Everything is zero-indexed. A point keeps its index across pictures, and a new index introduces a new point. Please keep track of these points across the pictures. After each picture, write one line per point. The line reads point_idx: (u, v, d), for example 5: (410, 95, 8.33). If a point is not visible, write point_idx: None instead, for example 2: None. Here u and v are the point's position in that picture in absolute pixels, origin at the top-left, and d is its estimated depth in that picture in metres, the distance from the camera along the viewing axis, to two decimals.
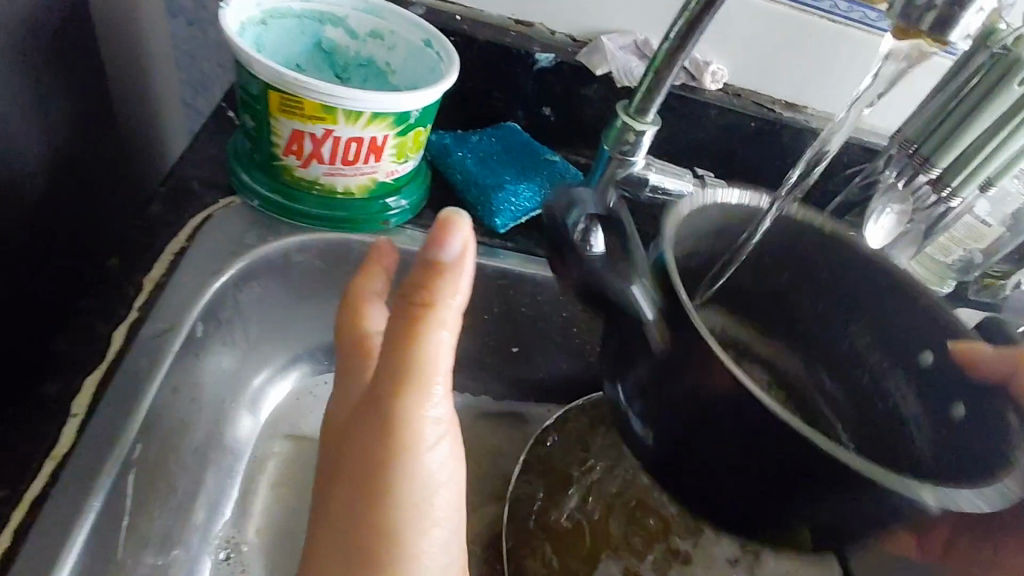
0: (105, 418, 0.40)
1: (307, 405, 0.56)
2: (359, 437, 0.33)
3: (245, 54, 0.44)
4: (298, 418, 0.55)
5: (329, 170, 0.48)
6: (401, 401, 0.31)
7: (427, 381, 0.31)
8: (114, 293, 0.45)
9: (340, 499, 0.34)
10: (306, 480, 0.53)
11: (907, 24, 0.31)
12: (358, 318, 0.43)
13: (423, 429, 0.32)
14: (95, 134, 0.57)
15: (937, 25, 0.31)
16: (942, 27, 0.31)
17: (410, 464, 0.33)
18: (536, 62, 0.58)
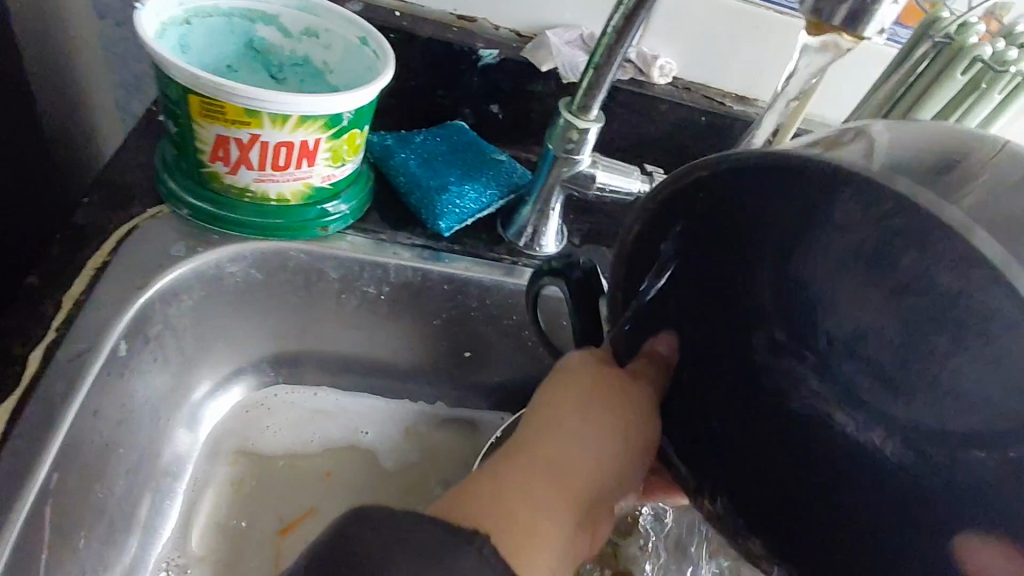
0: (17, 446, 0.37)
1: (259, 419, 0.54)
2: (574, 438, 0.39)
3: (160, 56, 0.42)
4: (248, 432, 0.53)
5: (259, 176, 0.46)
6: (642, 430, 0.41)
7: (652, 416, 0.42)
8: (30, 311, 0.42)
9: (544, 498, 0.36)
10: (259, 504, 0.50)
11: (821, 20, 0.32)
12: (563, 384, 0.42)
13: (637, 454, 0.41)
14: (15, 141, 0.54)
15: (851, 18, 0.30)
16: (856, 19, 0.30)
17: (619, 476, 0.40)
18: (479, 58, 0.56)
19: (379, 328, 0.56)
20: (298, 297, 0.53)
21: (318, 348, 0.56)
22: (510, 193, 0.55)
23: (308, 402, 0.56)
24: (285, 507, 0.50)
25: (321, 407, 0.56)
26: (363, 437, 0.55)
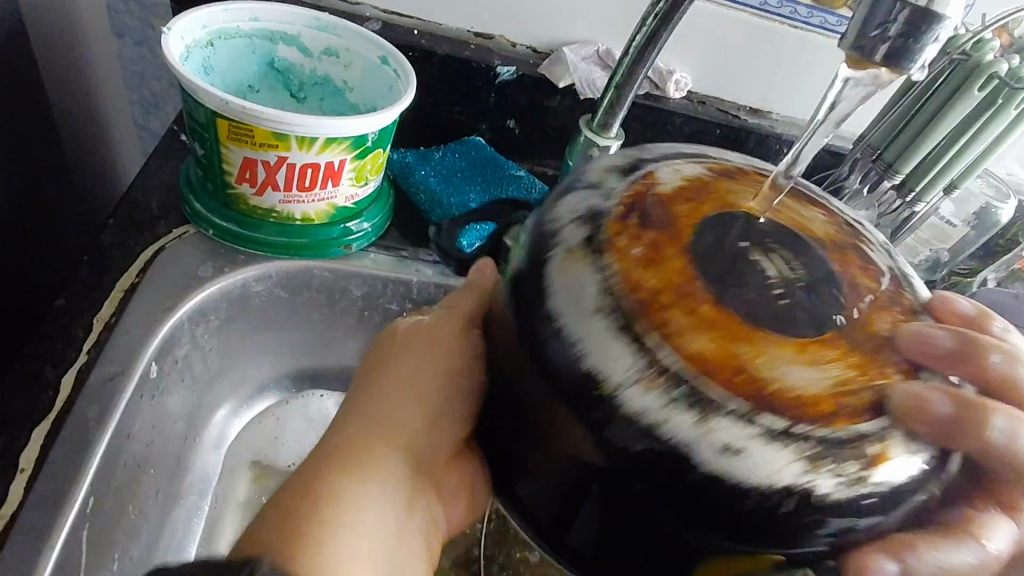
0: (53, 471, 0.38)
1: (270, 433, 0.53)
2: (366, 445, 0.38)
3: (188, 81, 0.42)
4: (263, 447, 0.53)
5: (285, 197, 0.46)
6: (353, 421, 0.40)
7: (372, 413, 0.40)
8: (61, 335, 0.42)
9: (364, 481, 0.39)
10: None
11: (860, 59, 0.26)
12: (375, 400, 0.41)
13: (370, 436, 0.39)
14: (37, 163, 0.54)
15: (892, 57, 0.25)
16: (899, 59, 0.25)
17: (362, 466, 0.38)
18: (497, 75, 0.57)
19: None
20: (321, 315, 0.53)
21: (340, 364, 0.56)
22: None
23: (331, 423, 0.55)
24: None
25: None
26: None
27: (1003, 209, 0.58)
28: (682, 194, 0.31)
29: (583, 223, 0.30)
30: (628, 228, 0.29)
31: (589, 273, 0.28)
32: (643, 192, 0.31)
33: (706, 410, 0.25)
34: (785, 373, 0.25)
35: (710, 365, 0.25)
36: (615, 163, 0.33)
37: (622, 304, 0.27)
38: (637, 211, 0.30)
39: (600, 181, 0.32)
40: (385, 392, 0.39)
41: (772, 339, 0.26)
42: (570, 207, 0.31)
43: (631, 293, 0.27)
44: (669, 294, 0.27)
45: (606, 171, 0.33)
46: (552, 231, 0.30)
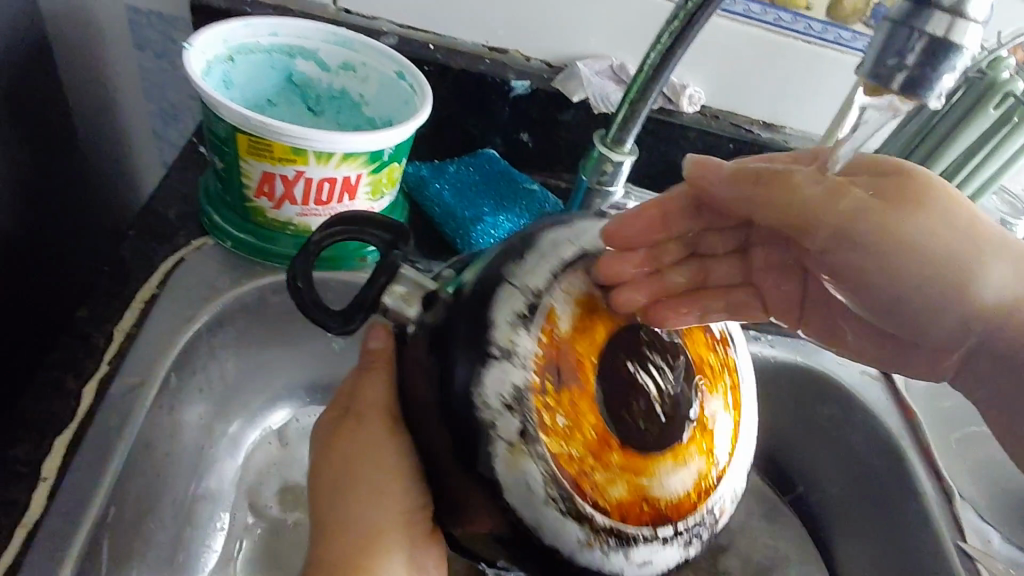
0: (75, 480, 0.38)
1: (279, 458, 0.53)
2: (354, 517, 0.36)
3: (209, 96, 0.43)
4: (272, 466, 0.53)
5: (303, 210, 0.47)
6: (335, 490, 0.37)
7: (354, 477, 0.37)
8: (82, 345, 0.43)
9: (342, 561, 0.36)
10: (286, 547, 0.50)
11: (877, 86, 0.26)
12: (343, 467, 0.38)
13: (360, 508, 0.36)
14: (60, 175, 0.55)
15: (910, 85, 0.25)
16: (917, 88, 0.25)
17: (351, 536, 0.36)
18: (511, 89, 0.57)
19: None
20: None
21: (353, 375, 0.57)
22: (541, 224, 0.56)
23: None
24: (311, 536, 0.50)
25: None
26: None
27: (1020, 225, 0.57)
28: (584, 332, 0.31)
29: (513, 410, 0.30)
30: (547, 401, 0.30)
31: (531, 467, 0.30)
32: (553, 347, 0.31)
33: (629, 547, 0.30)
34: (669, 485, 0.31)
35: (626, 511, 0.30)
36: (515, 312, 0.31)
37: (561, 485, 0.30)
38: (548, 373, 0.31)
39: (507, 346, 0.31)
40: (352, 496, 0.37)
41: (654, 459, 0.31)
42: (494, 388, 0.30)
43: (567, 469, 0.30)
44: (591, 457, 0.30)
45: (512, 328, 0.31)
46: (485, 420, 0.30)
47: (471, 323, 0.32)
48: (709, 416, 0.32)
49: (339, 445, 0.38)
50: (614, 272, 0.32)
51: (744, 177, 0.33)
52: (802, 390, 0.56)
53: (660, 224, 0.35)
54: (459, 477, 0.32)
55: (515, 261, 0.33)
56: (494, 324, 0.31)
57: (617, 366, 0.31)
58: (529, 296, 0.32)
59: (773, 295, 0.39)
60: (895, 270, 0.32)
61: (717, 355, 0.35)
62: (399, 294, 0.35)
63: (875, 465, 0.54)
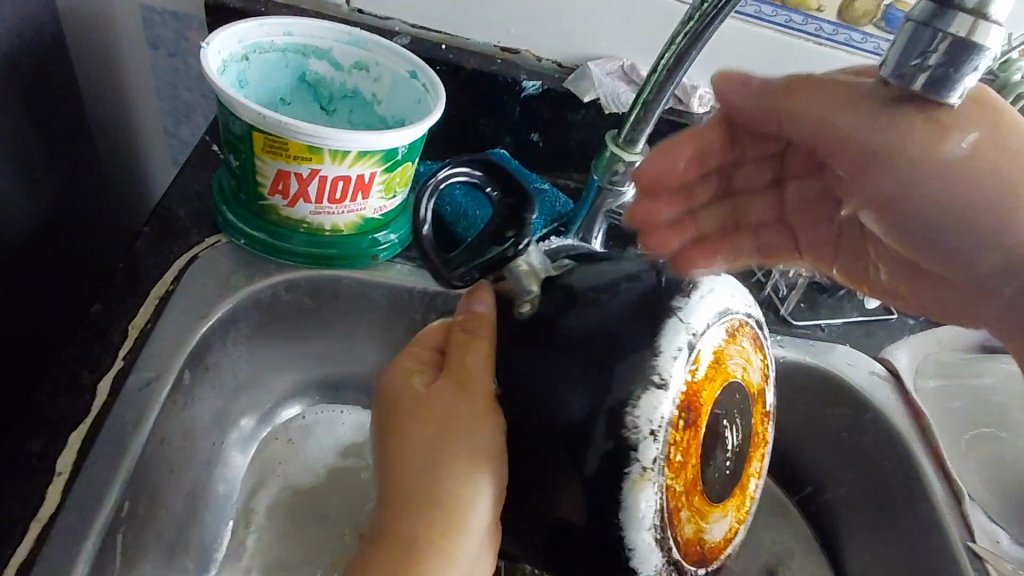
0: (90, 475, 0.38)
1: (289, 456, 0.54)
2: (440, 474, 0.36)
3: (226, 95, 0.43)
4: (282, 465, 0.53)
5: (316, 209, 0.47)
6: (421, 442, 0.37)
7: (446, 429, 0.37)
8: (98, 341, 0.44)
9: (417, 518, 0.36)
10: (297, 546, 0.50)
11: (901, 86, 0.27)
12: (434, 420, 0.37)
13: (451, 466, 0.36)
14: (75, 172, 0.56)
15: (933, 85, 0.26)
16: (941, 87, 0.26)
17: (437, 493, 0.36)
18: (522, 89, 0.58)
19: None
20: (349, 324, 0.54)
21: (363, 372, 0.57)
22: (550, 224, 0.56)
23: (342, 433, 0.56)
24: (319, 534, 0.50)
25: (355, 442, 0.55)
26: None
27: None
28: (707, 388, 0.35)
29: (656, 439, 0.33)
30: (678, 438, 0.34)
31: (650, 493, 0.33)
32: (691, 394, 0.34)
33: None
34: (714, 530, 0.37)
35: (689, 547, 0.36)
36: (679, 346, 0.34)
37: (663, 517, 0.34)
38: (686, 413, 0.34)
39: (665, 377, 0.33)
40: (440, 456, 0.36)
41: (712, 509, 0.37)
42: (647, 412, 0.33)
43: (669, 508, 0.34)
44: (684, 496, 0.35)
45: (671, 360, 0.34)
46: (631, 440, 0.33)
47: (635, 348, 0.34)
48: (749, 478, 0.39)
49: (431, 407, 0.38)
50: (645, 214, 0.40)
51: (770, 91, 0.35)
52: (814, 390, 0.56)
53: (698, 160, 0.40)
54: (567, 483, 0.34)
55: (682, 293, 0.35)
56: (661, 353, 0.34)
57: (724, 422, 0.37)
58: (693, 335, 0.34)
59: (807, 233, 0.43)
60: (918, 193, 0.33)
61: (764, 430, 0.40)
62: (522, 272, 0.37)
63: (886, 466, 0.53)
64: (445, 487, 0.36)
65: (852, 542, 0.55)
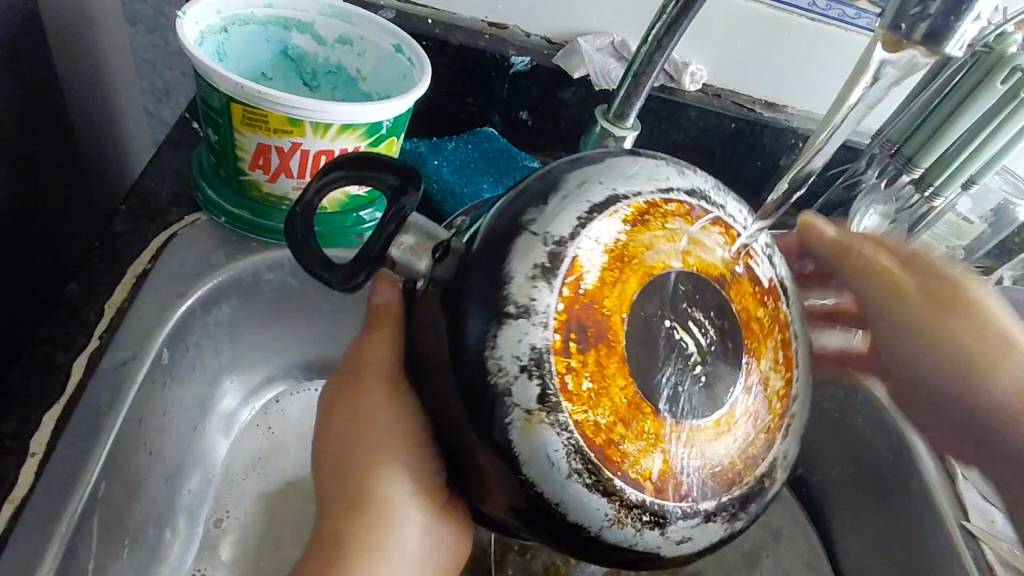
0: (64, 456, 0.37)
1: (271, 442, 0.52)
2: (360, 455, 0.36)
3: (203, 65, 0.42)
4: (264, 452, 0.52)
5: (299, 184, 0.46)
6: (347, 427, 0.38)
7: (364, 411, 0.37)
8: (73, 321, 0.42)
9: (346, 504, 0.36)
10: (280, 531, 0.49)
11: (897, 37, 0.26)
12: (353, 406, 0.38)
13: (365, 446, 0.36)
14: (50, 149, 0.54)
15: (931, 36, 0.25)
16: (938, 39, 0.25)
17: (360, 476, 0.36)
18: (511, 65, 0.56)
19: None
20: (333, 304, 0.53)
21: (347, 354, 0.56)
22: None
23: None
24: (302, 520, 0.50)
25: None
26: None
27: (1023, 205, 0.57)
28: (610, 287, 0.30)
29: (534, 374, 0.28)
30: (570, 363, 0.29)
31: (551, 437, 0.28)
32: (575, 303, 0.29)
33: (664, 523, 0.30)
34: (708, 453, 0.30)
35: (653, 482, 0.29)
36: (535, 262, 0.30)
37: (588, 458, 0.29)
38: (572, 334, 0.29)
39: (526, 303, 0.29)
40: (362, 442, 0.36)
41: (695, 425, 0.30)
42: (512, 348, 0.29)
43: (587, 441, 0.29)
44: (618, 429, 0.29)
45: (530, 281, 0.29)
46: (498, 386, 0.29)
47: (488, 283, 0.30)
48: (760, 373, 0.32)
49: (354, 391, 0.38)
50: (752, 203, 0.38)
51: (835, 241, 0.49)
52: None
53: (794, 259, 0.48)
54: (478, 450, 0.30)
55: (535, 204, 0.31)
56: (511, 280, 0.29)
57: (654, 319, 0.30)
58: (549, 246, 0.30)
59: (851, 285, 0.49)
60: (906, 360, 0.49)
61: (767, 308, 0.33)
62: (406, 249, 0.34)
63: (876, 447, 0.53)
64: (364, 470, 0.36)
65: (842, 524, 0.55)
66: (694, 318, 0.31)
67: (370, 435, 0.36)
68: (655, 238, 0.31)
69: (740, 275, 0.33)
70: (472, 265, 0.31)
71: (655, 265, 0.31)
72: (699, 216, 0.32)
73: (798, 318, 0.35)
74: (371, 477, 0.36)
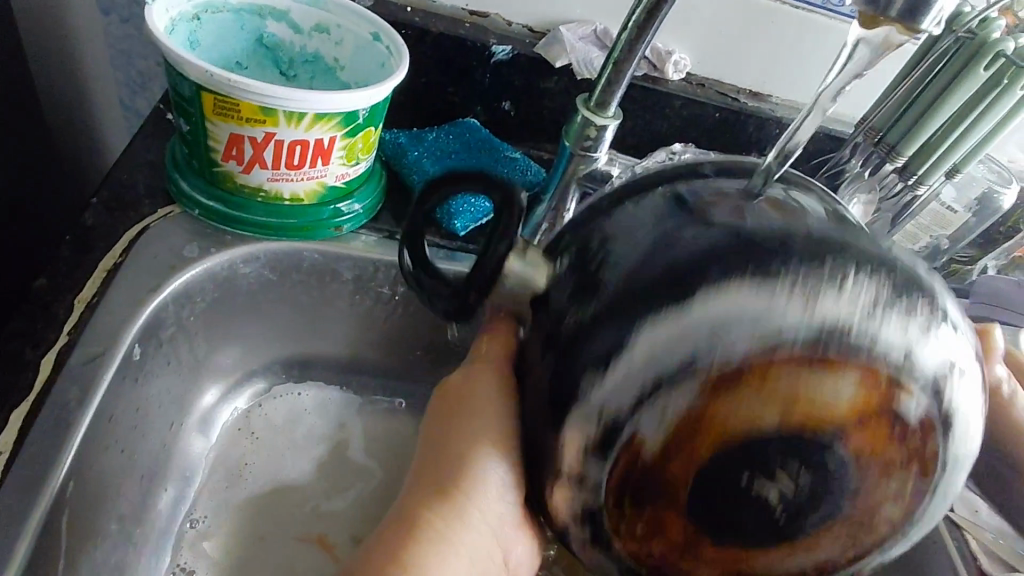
0: (32, 454, 0.36)
1: (251, 441, 0.51)
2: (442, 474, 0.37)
3: (172, 52, 0.41)
4: (244, 451, 0.51)
5: (274, 175, 0.45)
6: (434, 439, 0.39)
7: (455, 430, 0.38)
8: (41, 315, 0.41)
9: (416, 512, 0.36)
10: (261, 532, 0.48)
11: (876, 13, 0.29)
12: (445, 418, 0.39)
13: (453, 465, 0.37)
14: (20, 140, 0.53)
15: (909, 11, 0.28)
16: (915, 14, 0.28)
17: (438, 492, 0.36)
18: (491, 54, 0.55)
19: (392, 329, 0.55)
20: (311, 299, 0.52)
21: (328, 350, 0.55)
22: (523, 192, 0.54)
23: (305, 415, 0.54)
24: (284, 519, 0.48)
25: (320, 425, 0.54)
26: (354, 457, 0.53)
27: (1006, 194, 0.57)
28: (684, 439, 0.28)
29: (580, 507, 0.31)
30: (623, 513, 0.30)
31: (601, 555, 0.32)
32: (633, 468, 0.29)
33: None
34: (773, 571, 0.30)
35: None
36: (596, 417, 0.30)
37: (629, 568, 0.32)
38: (628, 493, 0.30)
39: (580, 472, 0.30)
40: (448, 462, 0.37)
41: (765, 550, 0.30)
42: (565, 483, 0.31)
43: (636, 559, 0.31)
44: (673, 553, 0.31)
45: (583, 456, 0.30)
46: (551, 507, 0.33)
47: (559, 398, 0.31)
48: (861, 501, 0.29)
49: (450, 405, 0.39)
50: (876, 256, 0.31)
51: None
52: None
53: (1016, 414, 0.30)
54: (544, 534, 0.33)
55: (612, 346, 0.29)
56: (567, 423, 0.31)
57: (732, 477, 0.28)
58: (602, 421, 0.30)
59: None
60: None
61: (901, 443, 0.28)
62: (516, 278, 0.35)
63: None
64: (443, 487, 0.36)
65: None
66: (783, 470, 0.28)
67: (457, 453, 0.37)
68: (738, 405, 0.28)
69: (869, 418, 0.28)
70: (569, 349, 0.31)
71: (735, 425, 0.28)
72: (834, 408, 0.27)
73: (951, 445, 0.29)
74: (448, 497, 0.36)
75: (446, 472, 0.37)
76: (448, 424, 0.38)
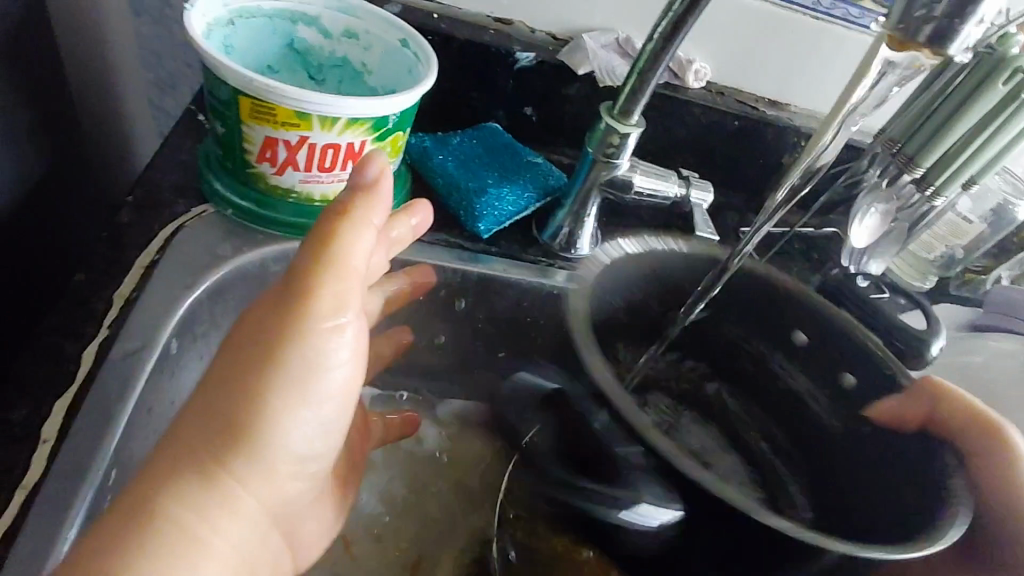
0: (74, 444, 0.38)
1: None
2: (229, 385, 0.34)
3: (211, 57, 0.42)
4: None
5: (305, 177, 0.46)
6: (253, 359, 0.34)
7: (281, 357, 0.35)
8: (81, 311, 0.43)
9: (182, 460, 0.33)
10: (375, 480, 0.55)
11: (906, 37, 0.31)
12: (260, 328, 0.35)
13: (235, 398, 0.34)
14: (57, 141, 0.54)
15: (935, 36, 0.30)
16: (942, 38, 0.30)
17: (261, 418, 0.34)
18: (516, 61, 0.57)
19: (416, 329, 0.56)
20: None
21: None
22: (545, 196, 0.55)
23: None
24: None
25: None
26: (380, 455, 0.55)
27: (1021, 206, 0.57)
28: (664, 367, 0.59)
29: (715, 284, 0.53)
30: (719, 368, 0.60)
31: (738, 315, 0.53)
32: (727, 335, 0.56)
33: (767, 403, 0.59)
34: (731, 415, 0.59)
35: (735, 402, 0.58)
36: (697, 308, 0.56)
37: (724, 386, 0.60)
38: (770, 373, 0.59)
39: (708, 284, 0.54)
40: (249, 386, 0.34)
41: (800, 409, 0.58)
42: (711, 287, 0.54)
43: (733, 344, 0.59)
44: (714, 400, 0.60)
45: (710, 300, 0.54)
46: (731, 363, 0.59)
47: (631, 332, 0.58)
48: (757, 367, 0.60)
49: (257, 335, 0.35)
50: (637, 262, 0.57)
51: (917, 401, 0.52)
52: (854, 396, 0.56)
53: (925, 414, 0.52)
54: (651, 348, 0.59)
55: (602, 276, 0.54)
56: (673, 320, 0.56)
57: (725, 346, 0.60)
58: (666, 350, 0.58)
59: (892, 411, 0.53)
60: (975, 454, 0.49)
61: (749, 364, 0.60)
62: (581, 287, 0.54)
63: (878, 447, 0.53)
64: (221, 413, 0.34)
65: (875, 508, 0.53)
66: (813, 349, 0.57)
67: (236, 376, 0.34)
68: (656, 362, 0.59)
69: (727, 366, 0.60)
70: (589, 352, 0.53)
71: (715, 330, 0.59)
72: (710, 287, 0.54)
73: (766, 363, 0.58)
74: (281, 411, 0.35)
75: (254, 396, 0.34)
76: (263, 333, 0.35)
